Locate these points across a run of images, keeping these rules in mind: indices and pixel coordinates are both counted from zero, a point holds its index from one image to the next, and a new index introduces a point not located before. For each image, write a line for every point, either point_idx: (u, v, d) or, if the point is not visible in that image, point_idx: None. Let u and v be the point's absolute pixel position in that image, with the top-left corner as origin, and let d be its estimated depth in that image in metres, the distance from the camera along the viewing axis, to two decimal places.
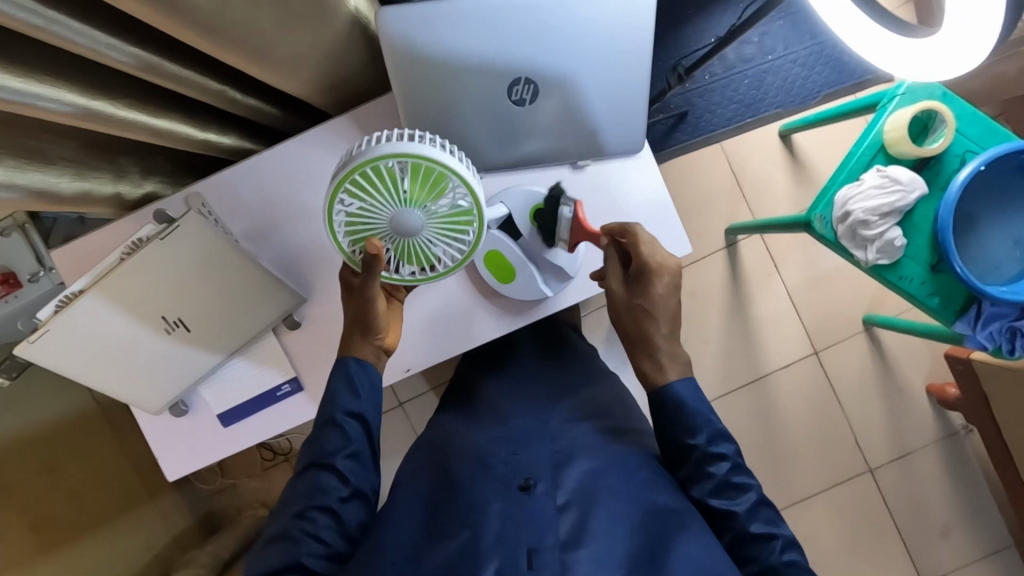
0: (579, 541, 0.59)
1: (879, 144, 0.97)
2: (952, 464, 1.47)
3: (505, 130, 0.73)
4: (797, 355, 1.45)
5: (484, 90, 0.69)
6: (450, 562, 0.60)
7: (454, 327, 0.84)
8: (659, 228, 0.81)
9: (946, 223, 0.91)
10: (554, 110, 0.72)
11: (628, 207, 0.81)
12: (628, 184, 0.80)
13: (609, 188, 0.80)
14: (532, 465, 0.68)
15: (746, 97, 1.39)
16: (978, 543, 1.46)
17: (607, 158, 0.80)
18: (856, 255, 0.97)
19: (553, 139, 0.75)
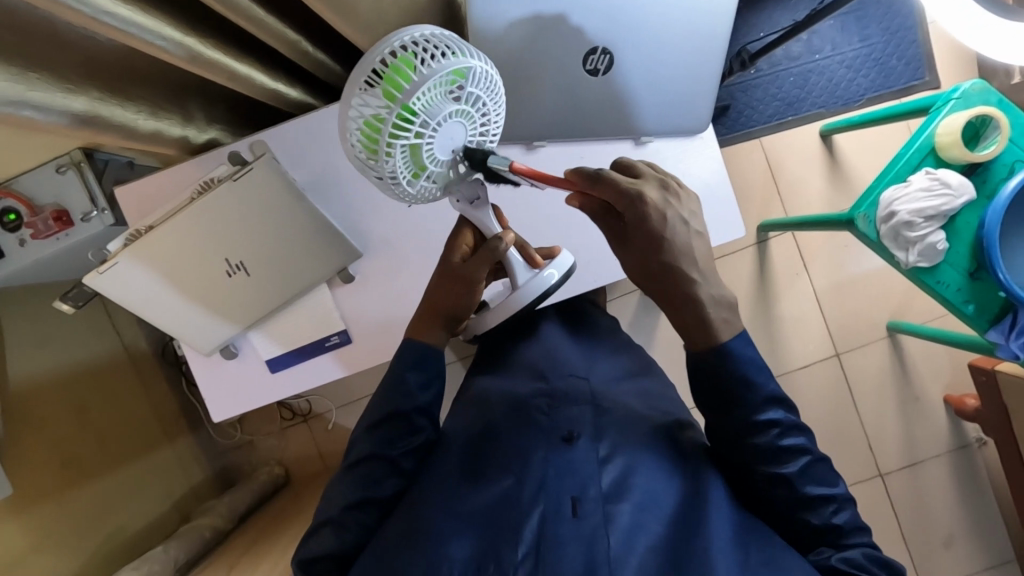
0: (620, 495, 0.65)
1: (930, 147, 0.97)
2: (962, 475, 1.49)
3: (576, 100, 0.73)
4: (818, 358, 1.46)
5: (560, 59, 0.69)
6: (492, 506, 0.66)
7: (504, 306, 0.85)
8: (717, 208, 0.81)
9: (992, 229, 0.92)
10: (624, 84, 0.73)
11: (687, 187, 0.81)
12: (687, 165, 0.81)
13: (668, 167, 0.81)
14: (574, 420, 0.73)
15: (789, 95, 1.39)
16: (980, 555, 1.48)
17: (668, 137, 0.80)
18: (897, 256, 0.97)
19: (620, 113, 0.76)
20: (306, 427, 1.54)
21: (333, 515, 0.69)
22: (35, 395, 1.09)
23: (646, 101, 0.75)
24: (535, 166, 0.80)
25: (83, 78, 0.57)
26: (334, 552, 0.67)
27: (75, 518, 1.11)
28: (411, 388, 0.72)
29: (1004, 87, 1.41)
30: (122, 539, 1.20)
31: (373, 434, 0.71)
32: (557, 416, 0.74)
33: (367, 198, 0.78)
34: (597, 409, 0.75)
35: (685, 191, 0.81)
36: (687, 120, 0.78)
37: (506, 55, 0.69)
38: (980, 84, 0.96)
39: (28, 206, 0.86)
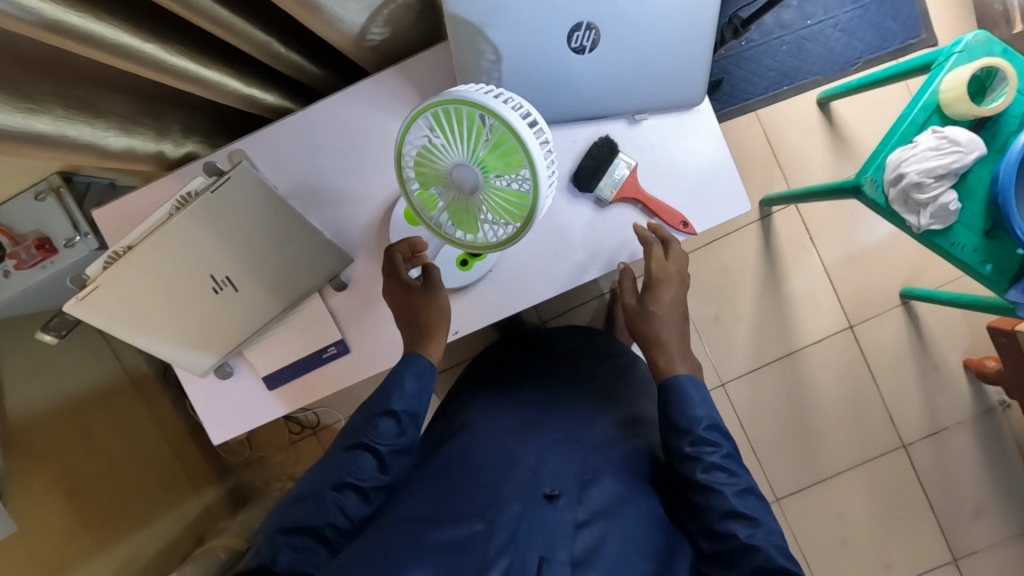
0: (588, 562, 0.66)
1: (935, 105, 0.93)
2: (988, 441, 1.44)
3: (568, 84, 0.69)
4: (828, 333, 1.42)
5: (541, 41, 0.66)
6: (461, 543, 0.64)
7: (491, 300, 0.77)
8: (717, 186, 0.76)
9: (1008, 184, 0.88)
10: (615, 61, 0.68)
11: (688, 164, 0.76)
12: (683, 142, 0.76)
13: (661, 143, 0.76)
14: (559, 477, 0.74)
15: (784, 64, 1.35)
16: (1009, 519, 1.46)
17: (663, 114, 0.75)
18: (908, 220, 0.94)
19: (614, 93, 0.71)
20: (316, 439, 1.51)
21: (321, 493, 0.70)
22: (38, 429, 1.07)
23: (641, 77, 0.70)
24: None
25: (46, 95, 0.54)
26: (309, 523, 0.68)
27: (86, 547, 1.09)
28: (406, 392, 0.73)
29: (1006, 38, 1.37)
30: (137, 566, 1.18)
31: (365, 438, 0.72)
32: (542, 472, 0.74)
33: (353, 201, 0.75)
34: (585, 472, 0.76)
35: (683, 167, 0.76)
36: (681, 94, 0.73)
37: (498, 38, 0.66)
38: (982, 34, 0.92)
39: (9, 234, 0.83)
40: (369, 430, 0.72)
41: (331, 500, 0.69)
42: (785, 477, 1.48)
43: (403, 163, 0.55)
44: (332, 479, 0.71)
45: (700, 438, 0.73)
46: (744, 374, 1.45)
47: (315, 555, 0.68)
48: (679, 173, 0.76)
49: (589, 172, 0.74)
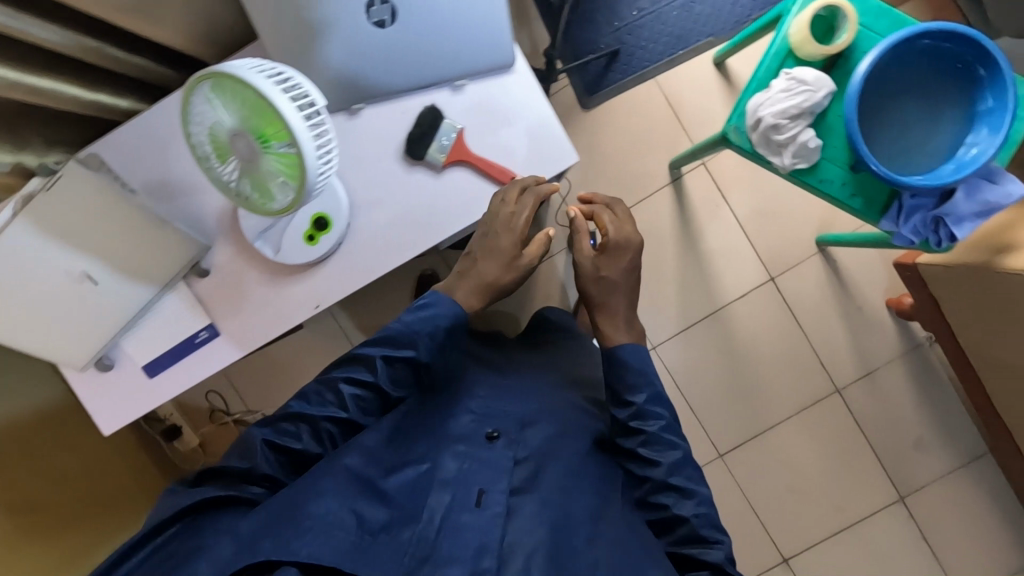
0: (525, 490, 0.77)
1: (787, 49, 0.96)
2: (921, 376, 1.46)
3: (378, 59, 0.70)
4: (752, 288, 1.45)
5: (341, 19, 0.68)
6: (412, 482, 0.77)
7: (339, 273, 0.77)
8: (545, 145, 0.75)
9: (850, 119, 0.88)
10: (418, 30, 0.70)
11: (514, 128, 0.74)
12: (506, 104, 0.74)
13: (488, 107, 0.74)
14: (499, 423, 0.86)
15: (677, 29, 1.38)
16: (951, 451, 1.48)
17: (485, 78, 0.74)
18: (773, 161, 0.97)
19: (425, 61, 0.72)
20: None
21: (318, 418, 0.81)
22: None
23: (448, 43, 0.71)
24: (359, 134, 0.76)
25: None
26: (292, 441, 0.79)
27: (37, 554, 1.11)
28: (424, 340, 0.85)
29: None
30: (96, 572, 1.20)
31: (363, 368, 0.84)
32: (482, 421, 0.86)
33: (202, 190, 0.79)
34: (519, 420, 0.87)
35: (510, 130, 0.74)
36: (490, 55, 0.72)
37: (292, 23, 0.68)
38: None
39: None
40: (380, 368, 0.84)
41: (321, 422, 0.81)
42: (727, 433, 1.50)
43: (196, 139, 0.62)
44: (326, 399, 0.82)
45: (643, 412, 0.85)
46: (674, 335, 1.48)
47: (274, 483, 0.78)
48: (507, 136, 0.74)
49: (416, 141, 0.73)
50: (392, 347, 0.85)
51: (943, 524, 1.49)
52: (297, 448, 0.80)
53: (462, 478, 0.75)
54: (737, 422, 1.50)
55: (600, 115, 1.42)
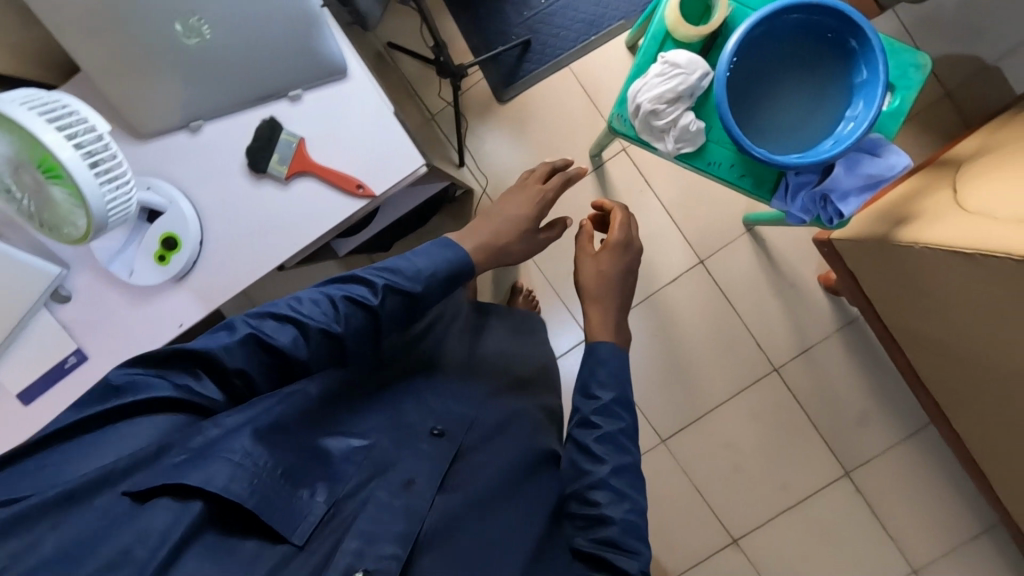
0: (448, 487, 0.73)
1: (663, 32, 0.94)
2: (858, 350, 1.44)
3: (197, 71, 0.70)
4: (680, 272, 1.44)
5: (151, 35, 0.67)
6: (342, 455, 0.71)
7: (193, 296, 0.77)
8: (384, 149, 0.73)
9: (719, 97, 0.86)
10: (233, 42, 0.69)
11: (352, 133, 0.73)
12: (341, 111, 0.73)
13: (324, 116, 0.73)
14: (444, 420, 0.81)
15: (588, 14, 1.36)
16: (895, 424, 1.45)
17: (321, 86, 0.73)
18: (657, 147, 0.96)
19: (250, 74, 0.71)
20: None
21: (305, 332, 0.70)
22: None
23: (269, 53, 0.70)
24: (204, 149, 0.75)
25: None
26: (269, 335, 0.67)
27: None
28: (412, 277, 0.78)
29: None
30: None
31: (377, 284, 0.75)
32: (426, 414, 0.81)
33: None
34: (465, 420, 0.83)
35: (348, 138, 0.73)
36: (317, 62, 0.71)
37: (101, 48, 0.68)
38: None
39: None
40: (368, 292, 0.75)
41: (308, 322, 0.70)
42: (668, 418, 1.50)
43: None
44: (317, 311, 0.71)
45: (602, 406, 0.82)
46: None
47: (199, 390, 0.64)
48: (344, 143, 0.73)
49: (256, 155, 0.73)
50: (395, 276, 0.77)
51: (892, 497, 1.47)
52: (276, 344, 0.68)
53: (381, 465, 0.71)
54: (678, 406, 1.50)
55: (516, 108, 1.41)
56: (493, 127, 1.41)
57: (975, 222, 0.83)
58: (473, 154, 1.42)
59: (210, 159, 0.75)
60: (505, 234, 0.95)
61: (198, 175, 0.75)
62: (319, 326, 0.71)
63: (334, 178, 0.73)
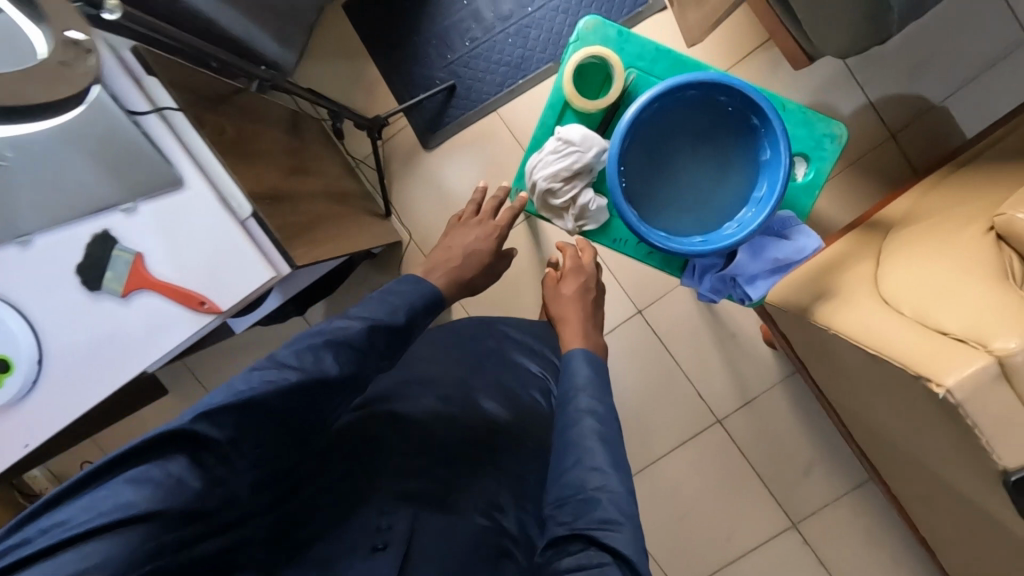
0: None
1: (562, 102, 0.88)
2: (802, 401, 1.39)
3: (26, 188, 0.72)
4: (617, 322, 1.39)
5: None
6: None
7: (36, 419, 0.78)
8: (225, 255, 0.75)
9: (613, 183, 0.79)
10: (37, 168, 0.71)
11: (192, 245, 0.74)
12: (184, 220, 0.75)
13: (164, 228, 0.75)
14: (395, 521, 0.69)
15: (513, 57, 1.30)
16: (842, 477, 1.40)
17: (154, 197, 0.74)
18: (558, 225, 0.90)
19: (87, 195, 0.74)
20: None
21: (296, 381, 0.58)
22: None
23: (95, 176, 0.73)
24: (36, 261, 0.76)
25: None
26: (261, 389, 0.56)
27: None
28: (393, 315, 0.72)
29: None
30: None
31: (360, 318, 0.68)
32: (376, 519, 0.69)
33: None
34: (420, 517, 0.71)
35: (189, 250, 0.74)
36: (147, 176, 0.73)
37: None
38: (593, 20, 0.86)
39: None
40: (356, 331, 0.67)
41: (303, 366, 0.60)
42: None
43: None
44: (307, 358, 0.61)
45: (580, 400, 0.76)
46: None
47: (190, 477, 0.52)
48: (188, 250, 0.74)
49: (92, 267, 0.75)
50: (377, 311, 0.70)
51: (842, 553, 1.41)
52: (261, 399, 0.56)
53: None
54: None
55: (443, 155, 1.35)
56: (420, 174, 1.36)
57: (877, 324, 0.77)
58: (401, 204, 1.37)
59: (38, 277, 0.76)
60: (470, 267, 0.90)
61: (31, 294, 0.76)
62: (313, 373, 0.60)
63: (182, 295, 0.74)
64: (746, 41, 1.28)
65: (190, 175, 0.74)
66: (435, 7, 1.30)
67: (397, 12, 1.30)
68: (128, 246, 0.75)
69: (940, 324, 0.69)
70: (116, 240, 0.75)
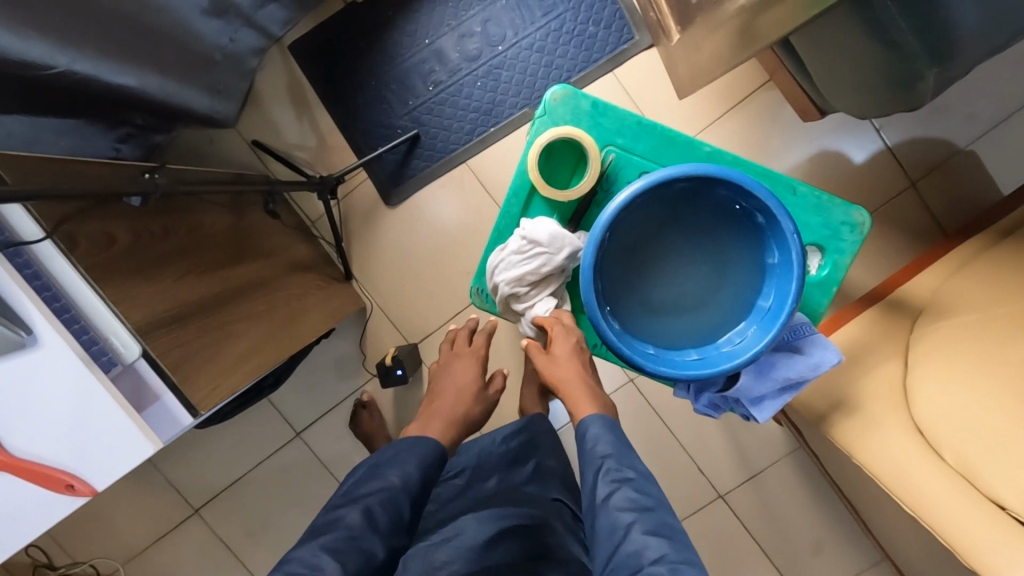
0: None
1: (528, 188, 0.74)
2: (811, 475, 1.26)
3: None
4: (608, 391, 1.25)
5: None
6: None
7: None
8: (100, 427, 0.55)
9: (588, 296, 0.65)
10: None
11: (54, 418, 0.54)
12: (38, 389, 0.53)
13: (14, 397, 0.53)
14: None
15: (483, 102, 1.14)
16: (856, 557, 1.27)
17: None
18: (526, 331, 0.77)
19: None
20: None
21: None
22: None
23: None
24: None
25: None
26: None
27: None
28: (401, 489, 0.67)
29: None
30: None
31: (363, 506, 0.64)
32: None
33: None
34: None
35: (49, 423, 0.54)
36: None
37: None
38: (562, 90, 0.72)
39: None
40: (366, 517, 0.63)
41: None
42: None
43: None
44: (322, 563, 0.58)
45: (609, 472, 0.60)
46: None
47: None
48: (49, 422, 0.54)
49: None
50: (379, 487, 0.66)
51: None
52: None
53: None
54: None
55: (408, 212, 1.20)
56: (383, 232, 1.21)
57: (917, 471, 0.69)
58: (361, 266, 1.23)
59: None
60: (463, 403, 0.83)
61: None
62: None
63: (45, 478, 0.54)
64: (746, 79, 1.13)
65: (48, 328, 0.53)
66: (394, 47, 1.15)
67: (352, 53, 1.15)
68: None
69: (995, 492, 0.64)
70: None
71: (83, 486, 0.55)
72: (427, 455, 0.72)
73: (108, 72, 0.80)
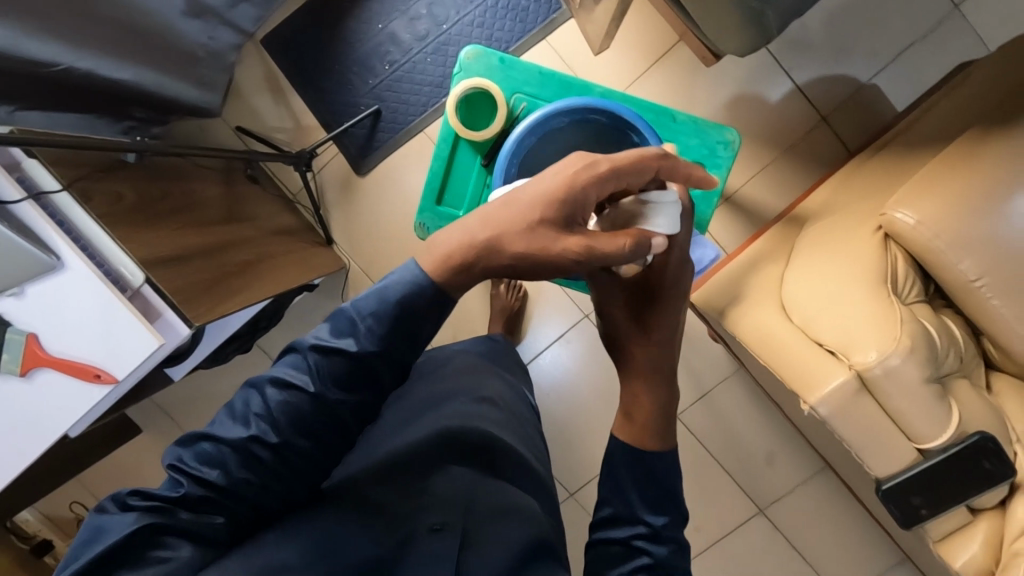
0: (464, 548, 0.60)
1: (453, 135, 0.89)
2: (756, 391, 1.40)
3: None
4: (567, 326, 1.39)
5: None
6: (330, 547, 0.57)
7: None
8: (114, 325, 0.71)
9: None
10: None
11: (81, 321, 0.71)
12: (67, 301, 0.71)
13: (51, 307, 0.71)
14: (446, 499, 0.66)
15: (435, 76, 1.29)
16: (803, 463, 1.41)
17: (36, 280, 0.70)
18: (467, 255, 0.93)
19: None
20: None
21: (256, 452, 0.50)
22: None
23: None
24: None
25: None
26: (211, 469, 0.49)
27: None
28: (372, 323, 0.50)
29: None
30: None
31: (317, 353, 0.50)
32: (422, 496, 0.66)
33: None
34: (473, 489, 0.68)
35: (77, 325, 0.71)
36: (17, 261, 0.67)
37: None
38: (475, 50, 0.87)
39: None
40: (315, 364, 0.50)
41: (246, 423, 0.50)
42: (567, 472, 1.40)
43: None
44: (271, 412, 0.50)
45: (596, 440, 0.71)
46: None
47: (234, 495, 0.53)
48: (76, 325, 0.71)
49: None
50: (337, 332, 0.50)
51: (814, 535, 1.42)
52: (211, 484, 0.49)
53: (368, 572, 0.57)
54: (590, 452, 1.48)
55: (378, 179, 1.35)
56: (358, 199, 1.36)
57: (768, 328, 0.82)
58: (342, 231, 1.37)
59: None
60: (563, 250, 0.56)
61: None
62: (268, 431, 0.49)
63: (81, 368, 0.71)
64: (663, 38, 1.26)
65: (68, 252, 0.70)
66: (352, 33, 1.30)
67: (319, 43, 1.31)
68: (21, 328, 0.71)
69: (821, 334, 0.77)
70: (9, 324, 0.70)
71: (106, 374, 0.71)
72: (404, 291, 0.50)
73: (107, 68, 0.96)
